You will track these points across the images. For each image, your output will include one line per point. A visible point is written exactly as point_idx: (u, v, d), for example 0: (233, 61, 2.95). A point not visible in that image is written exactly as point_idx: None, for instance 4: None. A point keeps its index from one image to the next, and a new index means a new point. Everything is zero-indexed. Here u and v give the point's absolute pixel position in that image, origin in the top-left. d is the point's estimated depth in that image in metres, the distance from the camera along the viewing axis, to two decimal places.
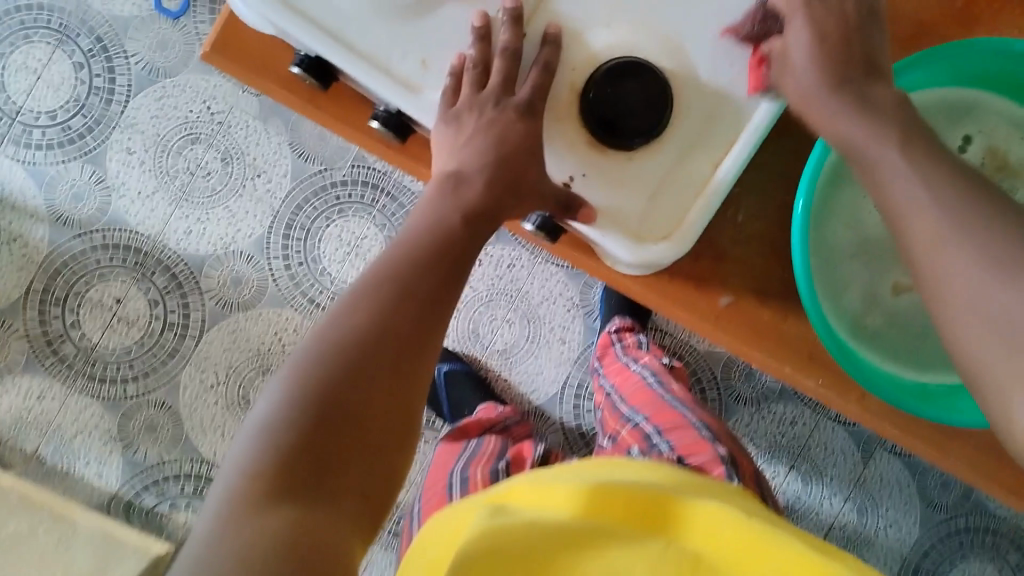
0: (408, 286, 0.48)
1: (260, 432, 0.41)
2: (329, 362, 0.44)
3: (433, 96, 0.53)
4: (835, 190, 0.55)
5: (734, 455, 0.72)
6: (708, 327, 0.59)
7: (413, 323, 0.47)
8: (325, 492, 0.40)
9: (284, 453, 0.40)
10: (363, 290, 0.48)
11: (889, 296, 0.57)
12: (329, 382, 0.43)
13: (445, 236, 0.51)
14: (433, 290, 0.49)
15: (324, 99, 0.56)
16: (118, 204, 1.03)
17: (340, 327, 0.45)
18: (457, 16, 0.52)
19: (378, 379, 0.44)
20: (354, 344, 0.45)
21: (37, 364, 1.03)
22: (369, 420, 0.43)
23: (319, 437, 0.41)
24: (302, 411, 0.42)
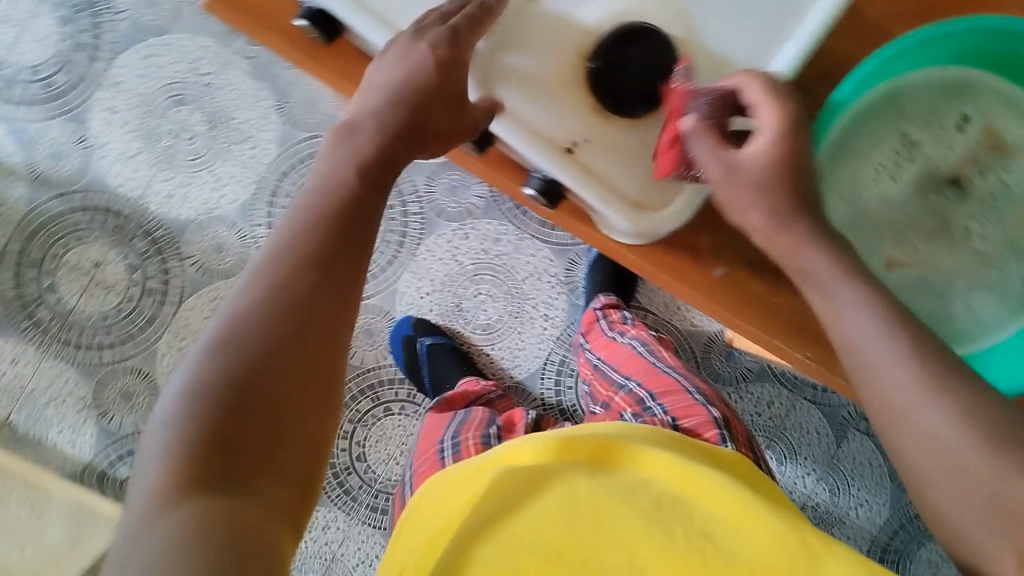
0: (325, 242, 0.45)
1: (165, 431, 0.39)
2: (233, 345, 0.41)
3: None
4: (833, 164, 0.56)
5: (728, 419, 0.72)
6: (701, 300, 0.59)
7: (319, 289, 0.44)
8: (242, 479, 0.38)
9: (198, 437, 0.38)
10: (265, 261, 0.44)
11: (883, 270, 0.57)
12: (243, 353, 0.40)
13: (344, 193, 0.47)
14: (338, 251, 0.45)
15: (328, 56, 0.55)
16: (98, 166, 1.01)
17: (241, 305, 0.42)
18: None
19: (294, 345, 0.42)
20: (258, 321, 0.41)
21: (12, 326, 1.01)
22: (290, 388, 0.41)
23: (238, 415, 0.39)
24: (213, 389, 0.39)
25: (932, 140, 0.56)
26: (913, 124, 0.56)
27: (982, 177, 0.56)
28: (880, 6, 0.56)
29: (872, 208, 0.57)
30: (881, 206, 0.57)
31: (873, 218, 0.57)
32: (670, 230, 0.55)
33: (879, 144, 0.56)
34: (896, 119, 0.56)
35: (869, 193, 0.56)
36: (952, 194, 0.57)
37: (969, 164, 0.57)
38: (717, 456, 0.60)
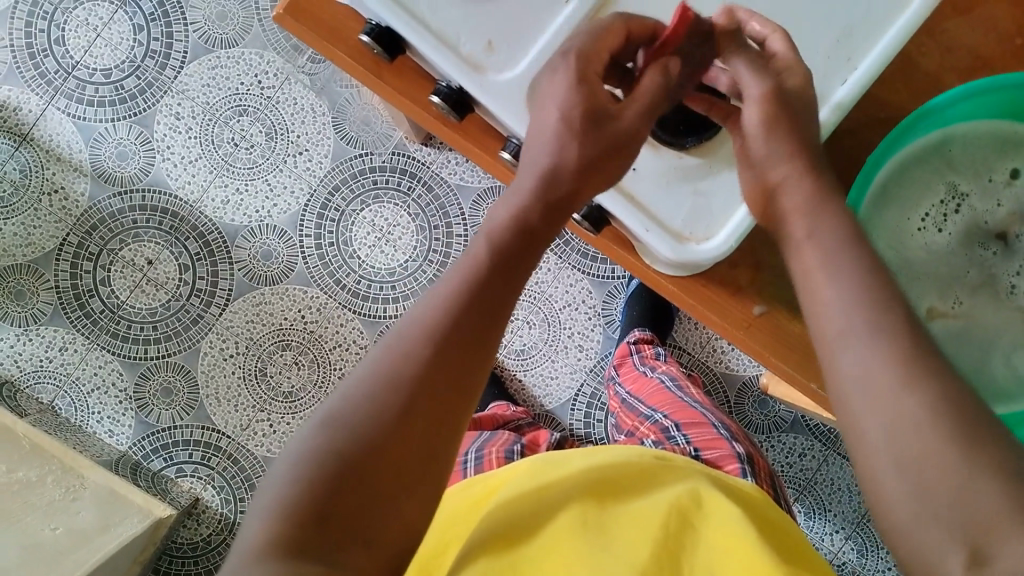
0: (462, 330, 0.45)
1: (276, 482, 0.40)
2: (363, 413, 0.41)
3: (497, 78, 0.53)
4: (880, 210, 0.56)
5: (751, 455, 0.71)
6: (739, 335, 0.60)
7: (451, 369, 0.44)
8: (332, 542, 0.38)
9: (300, 501, 0.39)
10: (412, 327, 0.44)
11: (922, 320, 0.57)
12: (364, 427, 0.41)
13: (483, 268, 0.47)
14: (474, 329, 0.45)
15: (388, 72, 0.56)
16: (161, 168, 1.05)
17: (380, 372, 0.43)
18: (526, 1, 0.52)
19: (415, 430, 0.42)
20: (392, 395, 0.42)
21: (63, 315, 1.04)
22: (399, 470, 0.41)
23: (344, 489, 0.39)
24: (323, 457, 0.40)
25: (982, 194, 0.56)
26: (962, 175, 0.56)
27: None
28: (935, 58, 0.57)
29: (916, 255, 0.56)
30: (927, 255, 0.56)
31: (916, 267, 0.56)
32: (714, 263, 0.56)
33: (927, 192, 0.56)
34: (946, 170, 0.56)
35: (914, 241, 0.56)
36: (998, 248, 0.56)
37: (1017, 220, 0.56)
38: (736, 489, 0.59)
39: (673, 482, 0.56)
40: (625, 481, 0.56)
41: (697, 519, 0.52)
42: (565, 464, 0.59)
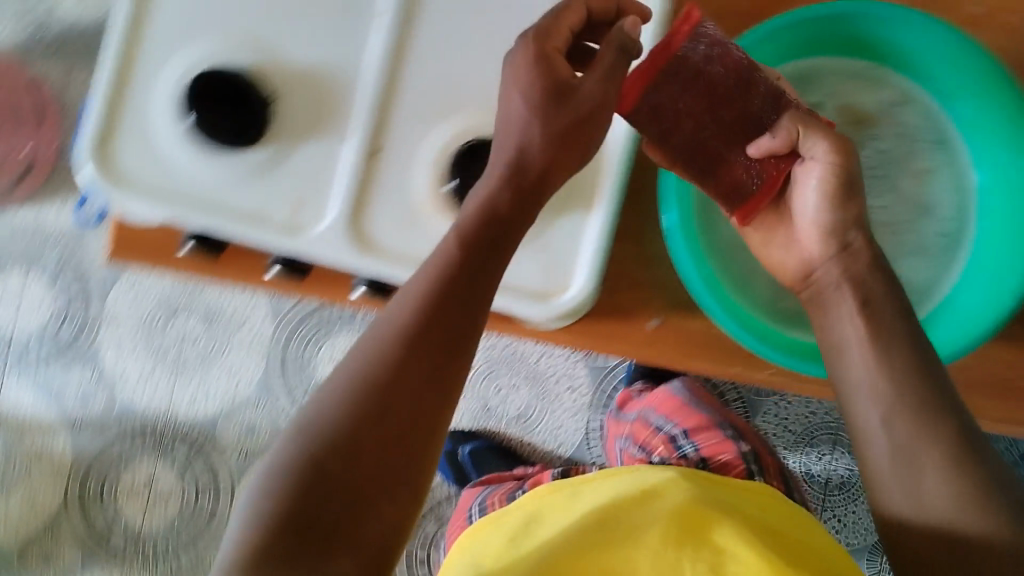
0: (434, 331, 0.46)
1: (259, 491, 0.43)
2: (333, 423, 0.44)
3: (319, 228, 0.56)
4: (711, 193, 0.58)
5: (758, 451, 0.74)
6: (649, 354, 0.61)
7: (423, 372, 0.45)
8: (314, 551, 0.41)
9: (274, 502, 0.42)
10: (387, 335, 0.46)
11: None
12: (331, 428, 0.43)
13: (448, 265, 0.48)
14: (444, 329, 0.46)
15: (221, 265, 0.57)
16: (123, 394, 1.09)
17: (352, 383, 0.45)
18: (314, 152, 0.56)
19: (385, 432, 0.44)
20: (361, 404, 0.44)
21: (94, 561, 1.08)
22: (376, 474, 0.43)
23: (306, 489, 0.42)
24: (299, 468, 0.43)
25: None
26: None
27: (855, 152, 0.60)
28: None
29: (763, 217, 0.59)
30: None
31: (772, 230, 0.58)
32: (587, 301, 0.59)
33: None
34: None
35: None
36: None
37: None
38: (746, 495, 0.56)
39: (682, 490, 0.53)
40: (644, 492, 0.54)
41: (707, 530, 0.50)
42: (570, 496, 0.57)
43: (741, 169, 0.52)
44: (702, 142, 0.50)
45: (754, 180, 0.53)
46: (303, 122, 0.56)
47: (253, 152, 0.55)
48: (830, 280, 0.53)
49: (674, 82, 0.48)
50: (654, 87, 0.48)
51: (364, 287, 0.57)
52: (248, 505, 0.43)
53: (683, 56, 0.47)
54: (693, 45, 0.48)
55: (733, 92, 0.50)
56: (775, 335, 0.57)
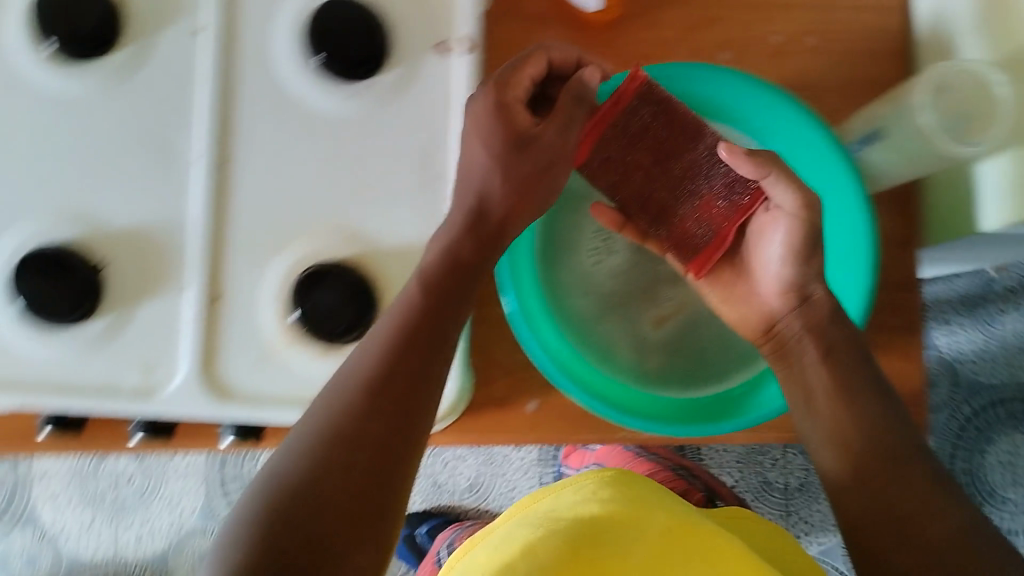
0: (399, 373, 0.49)
1: (235, 531, 0.44)
2: (304, 462, 0.46)
3: (171, 388, 0.56)
4: (553, 270, 0.60)
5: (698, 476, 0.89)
6: (532, 437, 0.62)
7: (391, 414, 0.49)
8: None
9: (253, 538, 0.43)
10: (354, 380, 0.49)
11: (652, 331, 0.62)
12: (304, 471, 0.46)
13: (409, 313, 0.51)
14: (409, 371, 0.50)
15: (90, 433, 0.59)
16: (66, 549, 1.07)
17: (322, 425, 0.47)
18: (156, 311, 0.57)
19: (360, 475, 0.46)
20: (332, 443, 0.47)
21: None
22: (350, 505, 0.45)
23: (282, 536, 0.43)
24: (273, 505, 0.44)
25: None
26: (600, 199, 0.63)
27: None
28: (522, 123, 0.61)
29: (607, 284, 0.62)
30: (613, 279, 0.62)
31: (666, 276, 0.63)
32: (461, 399, 0.58)
33: (581, 232, 0.62)
34: (585, 204, 0.62)
35: (596, 272, 0.62)
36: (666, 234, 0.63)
37: None
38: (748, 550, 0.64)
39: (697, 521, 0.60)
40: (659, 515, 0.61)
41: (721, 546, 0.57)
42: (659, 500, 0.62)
43: (690, 218, 0.57)
44: (650, 192, 0.56)
45: (705, 230, 0.57)
46: (138, 286, 0.57)
47: (90, 323, 0.56)
48: (791, 330, 0.55)
49: (621, 137, 0.55)
50: (604, 142, 0.56)
51: (232, 433, 0.57)
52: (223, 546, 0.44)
53: (630, 112, 0.55)
54: (644, 101, 0.54)
55: (681, 143, 0.55)
56: (643, 404, 0.57)
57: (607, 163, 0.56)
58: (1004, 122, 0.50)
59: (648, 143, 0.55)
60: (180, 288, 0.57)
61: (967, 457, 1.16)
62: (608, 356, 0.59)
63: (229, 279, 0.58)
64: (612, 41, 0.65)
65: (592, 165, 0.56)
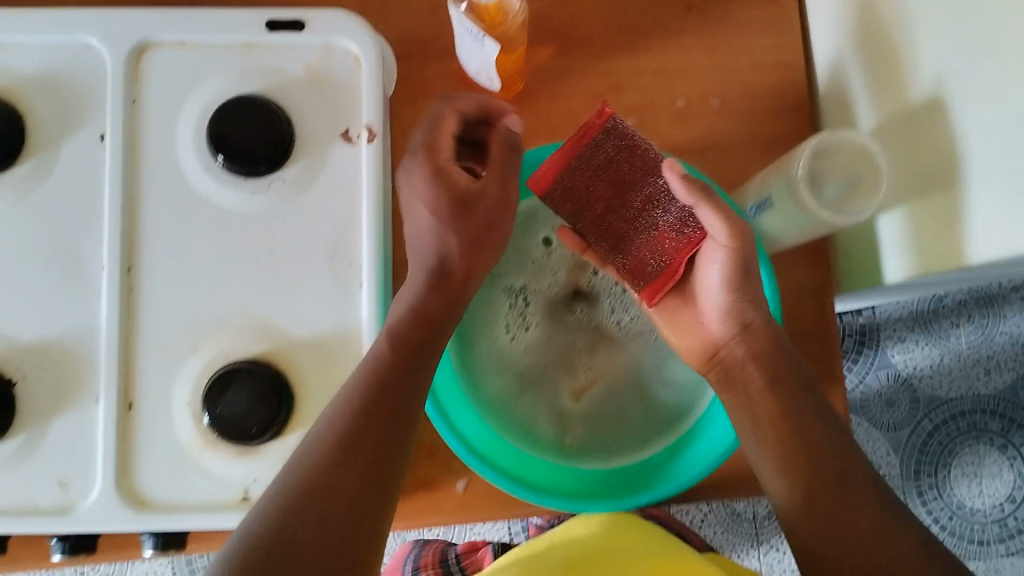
0: (392, 391, 0.52)
1: (235, 544, 0.46)
2: (302, 476, 0.48)
3: (87, 503, 0.57)
4: (466, 351, 0.61)
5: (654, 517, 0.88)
6: (460, 518, 0.61)
7: (387, 428, 0.51)
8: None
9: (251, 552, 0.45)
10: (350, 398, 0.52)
11: (573, 405, 0.62)
12: (303, 484, 0.48)
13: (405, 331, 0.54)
14: (399, 387, 0.52)
15: (17, 550, 0.59)
16: None
17: (321, 442, 0.50)
18: (67, 426, 0.58)
19: (344, 518, 0.48)
20: (330, 456, 0.49)
21: None
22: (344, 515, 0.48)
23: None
24: (272, 519, 0.46)
25: (535, 275, 0.63)
26: (511, 274, 0.63)
27: (596, 276, 0.63)
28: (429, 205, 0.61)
29: (524, 360, 0.62)
30: (531, 353, 0.62)
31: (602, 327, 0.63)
32: None
33: (495, 309, 0.62)
34: (496, 282, 0.63)
35: (512, 347, 0.62)
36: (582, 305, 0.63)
37: (580, 271, 0.63)
38: None
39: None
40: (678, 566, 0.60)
41: None
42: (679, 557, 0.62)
43: (644, 247, 0.57)
44: (609, 221, 0.56)
45: (659, 261, 0.57)
46: (48, 402, 0.58)
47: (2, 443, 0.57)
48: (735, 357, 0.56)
49: (582, 170, 0.54)
50: (565, 171, 0.54)
51: (153, 540, 0.58)
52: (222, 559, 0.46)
53: (592, 148, 0.54)
54: (606, 137, 0.54)
55: (635, 180, 0.55)
56: (563, 485, 0.57)
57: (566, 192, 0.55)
58: (880, 175, 0.52)
59: (607, 177, 0.55)
60: (90, 402, 0.58)
61: (934, 475, 1.02)
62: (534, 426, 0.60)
63: (141, 386, 0.58)
64: (520, 116, 0.69)
65: (552, 194, 0.55)
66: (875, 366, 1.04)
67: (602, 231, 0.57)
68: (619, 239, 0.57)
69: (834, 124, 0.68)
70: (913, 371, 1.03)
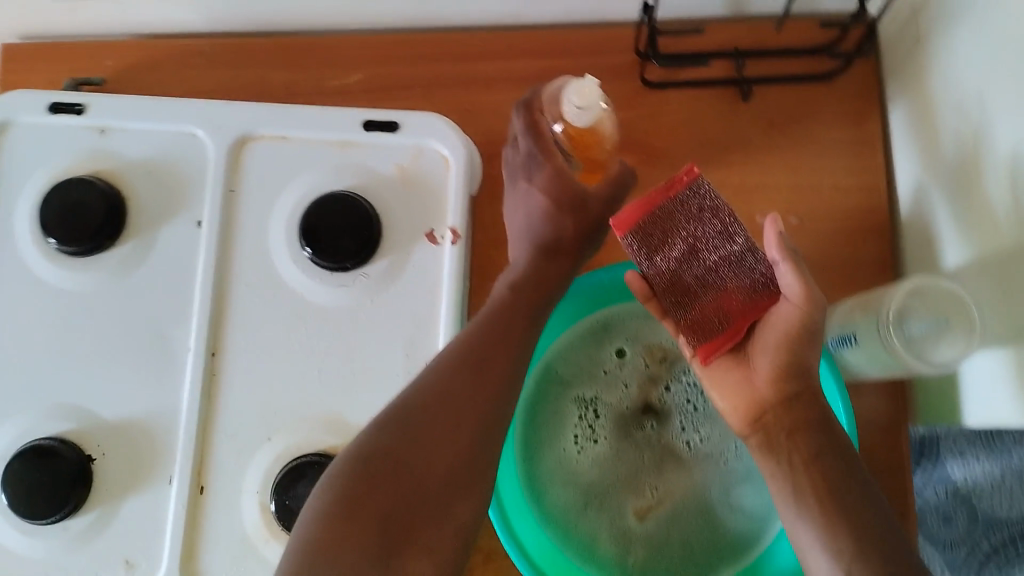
0: (487, 345, 0.52)
1: (342, 468, 0.47)
2: (405, 414, 0.49)
3: None
4: (533, 462, 0.62)
5: None
6: None
7: (484, 377, 0.51)
8: (393, 523, 0.45)
9: (344, 484, 0.46)
10: (450, 352, 0.52)
11: (636, 524, 0.61)
12: (402, 422, 0.48)
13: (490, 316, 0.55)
14: (496, 344, 0.53)
15: None
16: None
17: (426, 384, 0.50)
18: (138, 506, 0.59)
19: (443, 454, 0.48)
20: (431, 398, 0.49)
21: None
22: (446, 449, 0.48)
23: (347, 548, 0.44)
24: (374, 453, 0.47)
25: (606, 387, 0.64)
26: (581, 385, 0.64)
27: (667, 392, 0.63)
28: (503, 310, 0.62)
29: (590, 475, 0.62)
30: (596, 468, 0.62)
31: (670, 446, 0.62)
32: None
33: (563, 419, 0.63)
34: (567, 391, 0.64)
35: (579, 461, 0.62)
36: (652, 421, 0.62)
37: (652, 386, 0.63)
38: None
39: None
40: None
41: None
42: None
43: (710, 305, 0.52)
44: (682, 274, 0.52)
45: (721, 318, 0.53)
46: (122, 481, 0.60)
47: (76, 518, 0.59)
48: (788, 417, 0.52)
49: (665, 221, 0.50)
50: (647, 219, 0.51)
51: None
52: (328, 485, 0.47)
53: (679, 202, 0.50)
54: (694, 194, 0.50)
55: (717, 240, 0.51)
56: None
57: (642, 242, 0.51)
58: (971, 318, 0.52)
59: (687, 231, 0.51)
60: (162, 486, 0.60)
61: None
62: (597, 541, 0.60)
63: (212, 473, 0.60)
64: None
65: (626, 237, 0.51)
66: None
67: (670, 284, 0.52)
68: (688, 293, 0.52)
69: (919, 251, 0.67)
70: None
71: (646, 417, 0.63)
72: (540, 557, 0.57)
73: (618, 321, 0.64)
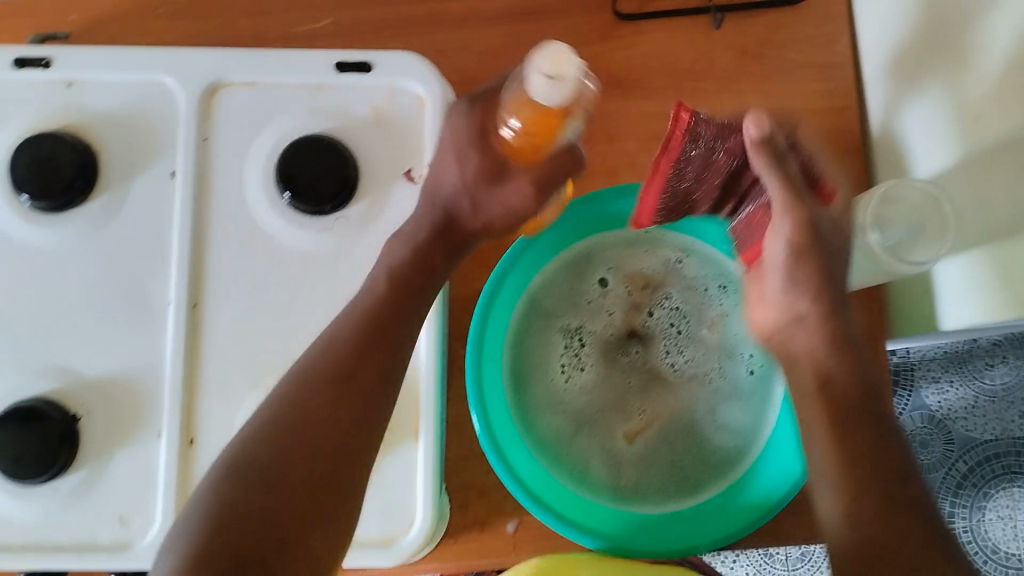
0: (382, 320, 0.53)
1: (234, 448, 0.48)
2: (296, 394, 0.50)
3: (147, 540, 0.59)
4: (521, 393, 0.63)
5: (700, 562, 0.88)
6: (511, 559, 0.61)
7: (374, 353, 0.52)
8: (285, 501, 0.46)
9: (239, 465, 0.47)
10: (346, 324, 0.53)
11: (626, 447, 0.62)
12: (296, 400, 0.49)
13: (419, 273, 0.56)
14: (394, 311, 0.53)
15: None
16: None
17: (317, 360, 0.51)
18: (129, 461, 0.60)
19: (332, 434, 0.49)
20: (322, 376, 0.50)
21: None
22: (336, 427, 0.49)
23: (240, 524, 0.45)
24: (268, 433, 0.48)
25: (590, 316, 0.64)
26: (565, 315, 0.65)
27: (650, 317, 0.64)
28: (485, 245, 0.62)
29: (579, 402, 0.63)
30: (583, 395, 0.63)
31: (656, 369, 0.63)
32: (430, 538, 0.59)
33: (549, 349, 0.64)
34: (551, 323, 0.64)
35: (567, 389, 0.63)
36: (636, 346, 0.63)
37: (636, 312, 0.64)
38: None
39: None
40: None
41: None
42: None
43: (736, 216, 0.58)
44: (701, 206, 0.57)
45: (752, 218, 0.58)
46: (112, 438, 0.60)
47: (68, 476, 0.59)
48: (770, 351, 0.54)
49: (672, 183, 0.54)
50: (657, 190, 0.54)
51: None
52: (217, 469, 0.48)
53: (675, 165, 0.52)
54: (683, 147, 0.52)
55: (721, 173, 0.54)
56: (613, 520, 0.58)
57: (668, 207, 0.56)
58: (947, 218, 0.54)
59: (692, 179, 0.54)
60: (151, 440, 0.60)
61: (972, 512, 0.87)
62: (588, 464, 0.61)
63: (200, 424, 0.60)
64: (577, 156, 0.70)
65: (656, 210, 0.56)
66: (908, 406, 0.89)
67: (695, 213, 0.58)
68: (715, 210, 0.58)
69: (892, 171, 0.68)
70: (949, 412, 0.88)
71: (631, 343, 0.64)
72: (533, 477, 0.58)
73: (598, 250, 0.65)
